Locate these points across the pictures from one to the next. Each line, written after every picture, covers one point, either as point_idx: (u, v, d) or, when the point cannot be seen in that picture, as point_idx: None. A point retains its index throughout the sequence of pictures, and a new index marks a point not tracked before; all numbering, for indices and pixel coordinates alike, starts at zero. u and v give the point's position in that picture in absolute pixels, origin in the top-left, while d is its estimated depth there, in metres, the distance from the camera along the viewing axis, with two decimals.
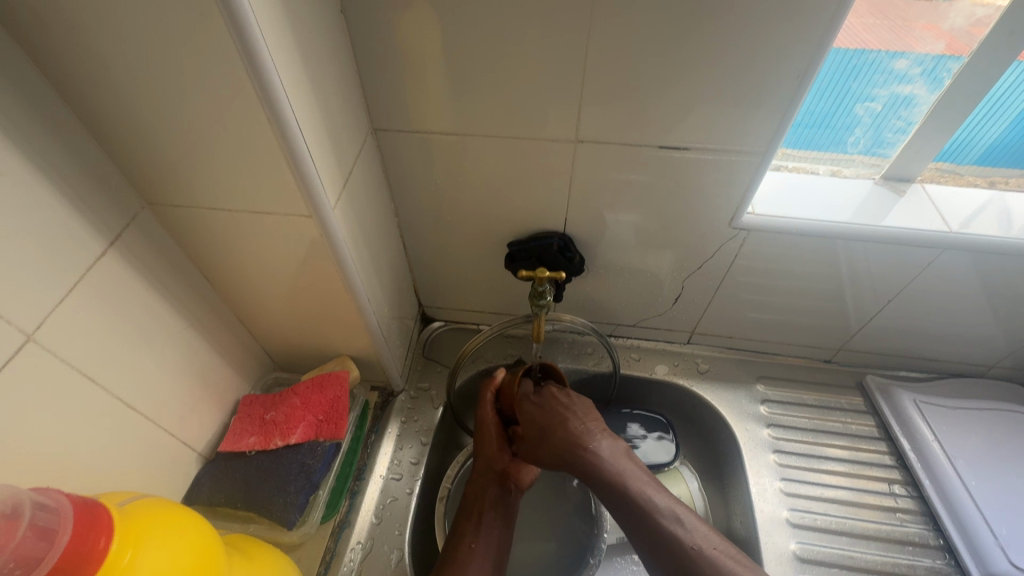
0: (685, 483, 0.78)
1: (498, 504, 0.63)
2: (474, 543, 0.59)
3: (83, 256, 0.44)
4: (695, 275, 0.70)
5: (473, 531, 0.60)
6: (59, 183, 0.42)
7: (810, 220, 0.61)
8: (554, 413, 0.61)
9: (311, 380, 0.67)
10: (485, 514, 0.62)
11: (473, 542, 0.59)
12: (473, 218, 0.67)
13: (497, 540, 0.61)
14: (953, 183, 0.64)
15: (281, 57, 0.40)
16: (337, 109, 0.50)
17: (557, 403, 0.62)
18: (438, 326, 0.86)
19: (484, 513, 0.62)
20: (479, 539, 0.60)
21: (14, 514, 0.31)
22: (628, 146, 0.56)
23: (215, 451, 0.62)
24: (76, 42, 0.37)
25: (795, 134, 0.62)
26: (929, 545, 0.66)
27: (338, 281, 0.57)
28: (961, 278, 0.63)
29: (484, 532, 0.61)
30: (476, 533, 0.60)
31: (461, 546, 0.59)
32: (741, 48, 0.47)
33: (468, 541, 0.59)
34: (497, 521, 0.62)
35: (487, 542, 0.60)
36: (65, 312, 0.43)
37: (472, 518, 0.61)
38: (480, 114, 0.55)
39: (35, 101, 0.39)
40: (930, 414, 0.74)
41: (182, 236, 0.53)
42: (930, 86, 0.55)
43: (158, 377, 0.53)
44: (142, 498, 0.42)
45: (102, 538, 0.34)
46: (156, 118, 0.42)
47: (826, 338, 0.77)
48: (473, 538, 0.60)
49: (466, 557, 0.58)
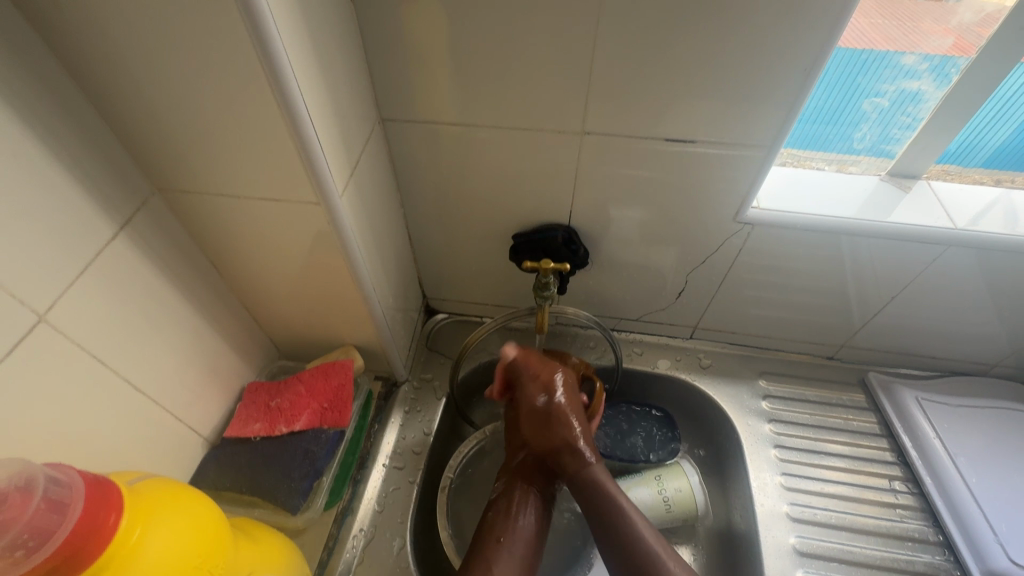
0: (685, 477, 0.73)
1: (530, 496, 0.63)
2: (501, 540, 0.58)
3: (94, 240, 0.45)
4: (698, 269, 0.70)
5: (501, 529, 0.59)
6: (72, 167, 0.42)
7: (815, 215, 0.61)
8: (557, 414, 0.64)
9: (316, 368, 0.67)
10: (517, 505, 0.62)
11: (501, 541, 0.58)
12: (478, 210, 0.67)
13: (528, 536, 0.60)
14: (958, 182, 0.64)
15: (293, 46, 0.40)
16: (346, 98, 0.50)
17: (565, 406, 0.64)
18: (441, 318, 0.86)
19: (515, 502, 0.62)
20: (508, 533, 0.59)
21: (28, 487, 0.32)
22: (635, 140, 0.56)
23: (220, 436, 0.63)
24: (95, 31, 0.38)
25: (800, 130, 0.62)
26: (929, 541, 0.66)
27: (344, 270, 0.57)
28: (965, 275, 0.63)
29: (516, 526, 0.60)
30: (506, 527, 0.60)
31: (489, 544, 0.58)
32: (750, 41, 0.47)
33: (496, 539, 0.58)
34: (528, 512, 0.61)
35: (516, 534, 0.59)
36: (76, 294, 0.43)
37: (502, 509, 0.61)
38: (487, 106, 0.56)
39: (48, 84, 0.40)
40: (932, 412, 0.74)
41: (190, 223, 0.54)
42: (937, 82, 0.55)
43: (166, 363, 0.54)
44: (150, 477, 0.42)
45: (112, 514, 0.35)
46: (169, 105, 0.43)
47: (828, 335, 0.77)
48: (501, 533, 0.59)
49: (492, 555, 0.57)
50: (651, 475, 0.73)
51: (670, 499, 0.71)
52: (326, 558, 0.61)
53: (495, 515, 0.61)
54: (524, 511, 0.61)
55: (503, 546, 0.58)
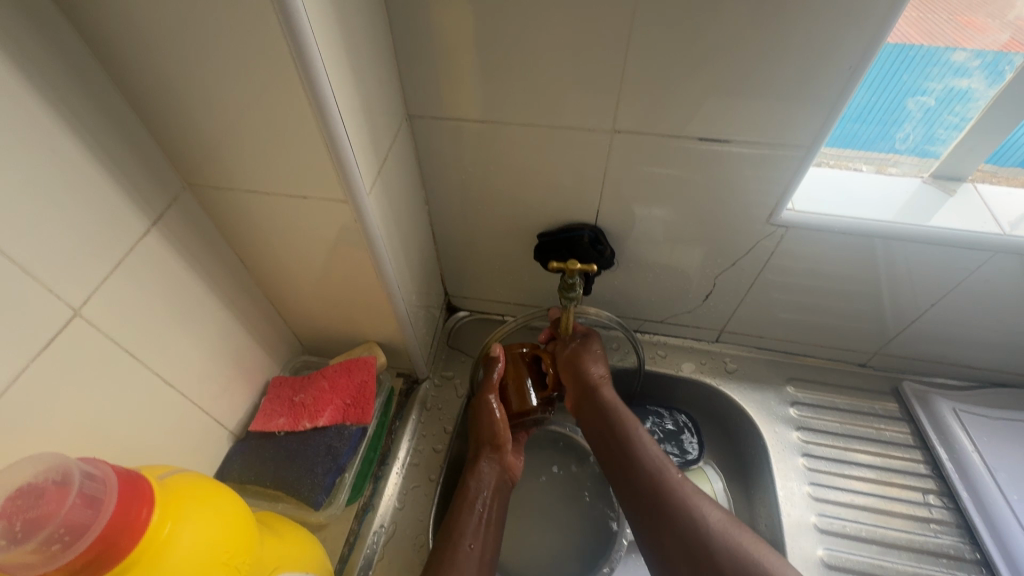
0: (709, 483, 0.76)
1: (490, 502, 0.62)
2: (471, 548, 0.57)
3: (127, 235, 0.45)
4: (728, 272, 0.68)
5: (468, 534, 0.58)
6: (107, 163, 0.43)
7: (854, 218, 0.58)
8: (567, 362, 0.68)
9: (339, 364, 0.67)
10: (482, 510, 0.60)
11: (469, 546, 0.57)
12: (503, 208, 0.67)
13: (490, 545, 0.59)
14: (1006, 184, 0.61)
15: (325, 42, 0.40)
16: (375, 93, 0.50)
17: (583, 354, 0.68)
18: (463, 315, 0.86)
19: (481, 509, 0.61)
20: (475, 541, 0.57)
21: (65, 481, 0.33)
22: (667, 138, 0.55)
23: (245, 429, 0.64)
24: (132, 28, 0.38)
25: (839, 129, 0.60)
26: (964, 559, 0.64)
27: (369, 267, 0.57)
28: (1012, 283, 0.60)
29: (482, 533, 0.59)
30: (474, 535, 0.58)
31: (457, 551, 0.56)
32: (791, 37, 0.45)
33: (463, 546, 0.56)
34: (491, 521, 0.60)
35: (480, 541, 0.58)
36: (109, 289, 0.44)
37: (469, 514, 0.59)
38: (516, 103, 0.55)
39: (84, 79, 0.40)
40: (970, 424, 0.71)
41: (219, 219, 0.54)
42: (988, 80, 0.53)
43: (195, 356, 0.54)
44: (180, 471, 0.43)
45: (144, 508, 0.35)
46: (203, 101, 0.43)
47: (862, 342, 0.74)
48: (471, 540, 0.57)
49: (463, 566, 0.55)
50: None
51: None
52: (347, 553, 0.61)
53: (463, 517, 0.59)
54: (485, 515, 0.60)
55: (474, 553, 0.56)
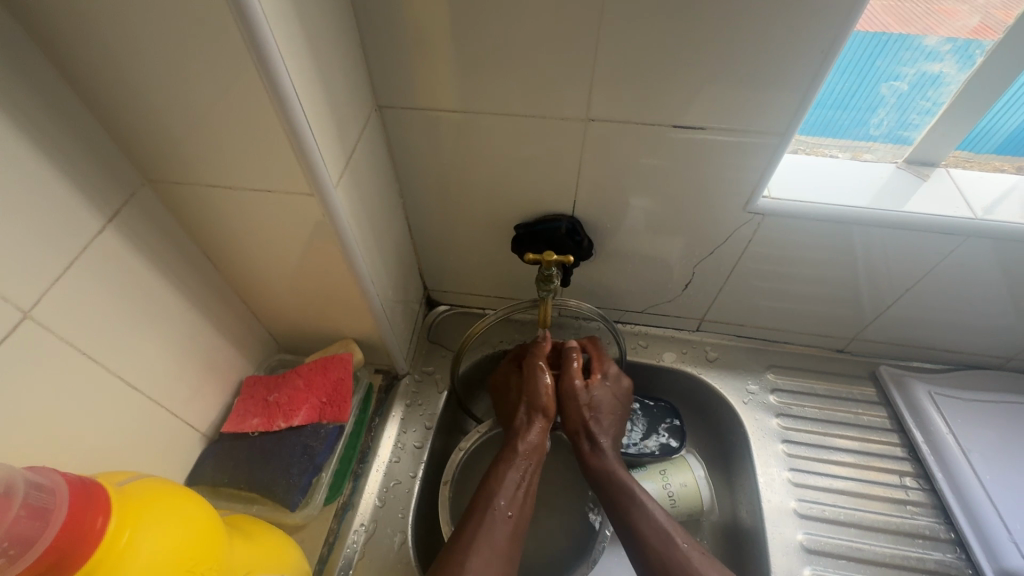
0: (691, 472, 0.73)
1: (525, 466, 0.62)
2: (510, 514, 0.58)
3: (81, 233, 0.43)
4: (706, 261, 0.68)
5: (507, 499, 0.59)
6: (56, 158, 0.41)
7: (829, 205, 0.58)
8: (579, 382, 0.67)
9: (315, 362, 0.66)
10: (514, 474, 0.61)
11: (507, 512, 0.58)
12: (480, 199, 0.65)
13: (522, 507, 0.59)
14: (977, 169, 0.61)
15: (282, 29, 0.38)
16: (340, 83, 0.48)
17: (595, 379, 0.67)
18: (443, 309, 0.85)
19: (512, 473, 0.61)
20: (514, 506, 0.59)
21: (8, 492, 0.31)
22: (641, 126, 0.54)
23: (219, 431, 0.62)
24: (76, 16, 0.36)
25: (814, 115, 0.59)
26: (939, 539, 0.65)
27: (340, 262, 0.56)
28: (983, 267, 0.61)
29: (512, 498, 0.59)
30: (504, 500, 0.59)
31: (494, 517, 0.57)
32: (763, 22, 0.45)
33: (501, 511, 0.57)
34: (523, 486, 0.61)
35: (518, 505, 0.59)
36: (62, 290, 0.42)
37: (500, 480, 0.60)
38: (487, 92, 0.53)
39: (27, 70, 0.38)
40: (945, 407, 0.72)
41: (182, 215, 0.52)
42: (960, 65, 0.52)
43: (160, 358, 0.53)
44: (142, 478, 0.41)
45: (99, 518, 0.34)
46: (157, 92, 0.41)
47: (838, 328, 0.75)
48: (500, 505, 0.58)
49: (498, 533, 0.56)
50: (654, 470, 0.73)
51: (674, 494, 0.71)
52: (326, 554, 0.60)
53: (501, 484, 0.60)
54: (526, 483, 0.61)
55: (512, 520, 0.57)
